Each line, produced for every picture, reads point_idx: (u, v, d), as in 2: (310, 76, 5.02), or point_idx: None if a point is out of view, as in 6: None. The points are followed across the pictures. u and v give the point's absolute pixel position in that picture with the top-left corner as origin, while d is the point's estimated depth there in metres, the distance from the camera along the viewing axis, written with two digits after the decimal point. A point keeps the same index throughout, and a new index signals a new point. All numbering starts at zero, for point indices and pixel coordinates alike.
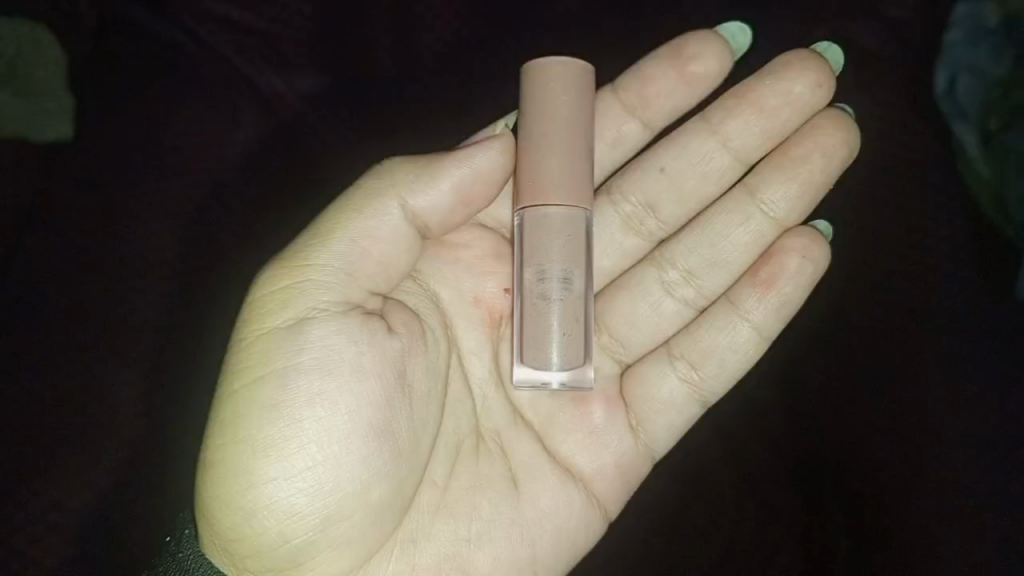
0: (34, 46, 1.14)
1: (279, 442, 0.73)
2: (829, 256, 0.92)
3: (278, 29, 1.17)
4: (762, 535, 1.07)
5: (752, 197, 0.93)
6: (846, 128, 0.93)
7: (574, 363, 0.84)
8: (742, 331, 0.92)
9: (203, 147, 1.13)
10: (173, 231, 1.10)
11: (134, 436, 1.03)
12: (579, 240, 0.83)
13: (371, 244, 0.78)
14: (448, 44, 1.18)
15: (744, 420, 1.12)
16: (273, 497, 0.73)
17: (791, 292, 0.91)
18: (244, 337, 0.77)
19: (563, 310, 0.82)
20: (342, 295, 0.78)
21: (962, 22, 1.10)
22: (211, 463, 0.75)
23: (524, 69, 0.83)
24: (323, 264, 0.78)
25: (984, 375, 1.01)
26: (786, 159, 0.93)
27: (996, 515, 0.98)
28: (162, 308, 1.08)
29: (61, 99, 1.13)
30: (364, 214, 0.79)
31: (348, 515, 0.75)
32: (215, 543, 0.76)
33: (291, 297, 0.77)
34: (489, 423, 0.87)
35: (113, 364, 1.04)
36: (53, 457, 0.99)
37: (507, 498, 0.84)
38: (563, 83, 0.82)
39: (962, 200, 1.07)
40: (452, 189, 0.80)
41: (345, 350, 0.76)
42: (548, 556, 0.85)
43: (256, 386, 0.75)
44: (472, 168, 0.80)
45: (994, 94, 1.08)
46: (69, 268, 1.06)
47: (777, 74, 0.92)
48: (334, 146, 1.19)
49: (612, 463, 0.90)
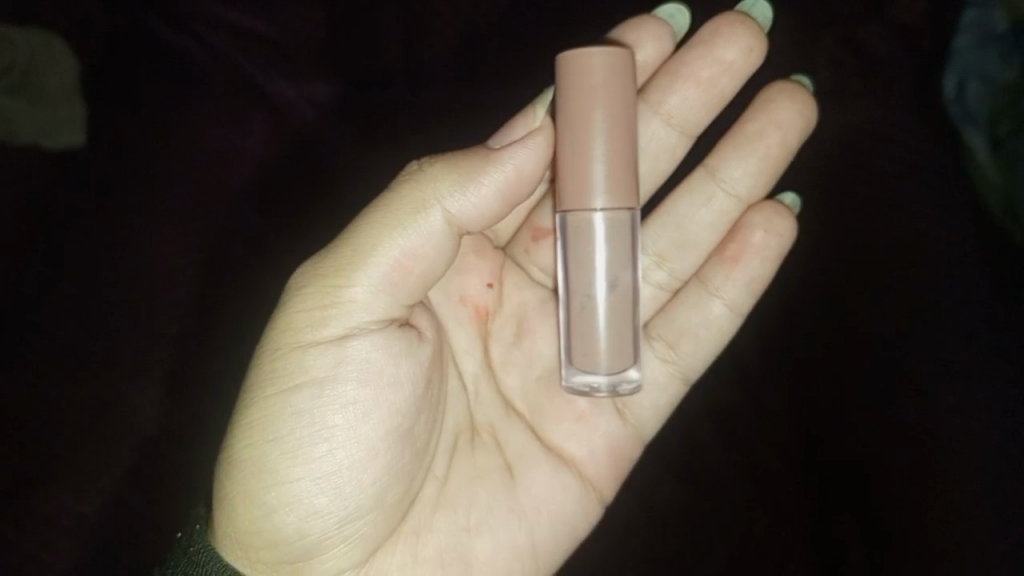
0: (48, 52, 1.11)
1: (309, 447, 0.70)
2: (794, 229, 0.89)
3: (287, 37, 1.14)
4: (772, 542, 1.08)
5: (711, 176, 0.89)
6: (801, 96, 0.88)
7: (622, 365, 0.76)
8: (715, 308, 0.88)
9: (219, 156, 1.15)
10: (186, 236, 1.13)
11: (152, 438, 1.08)
12: (623, 239, 0.74)
13: (416, 260, 0.70)
14: (458, 50, 1.11)
15: (755, 422, 1.09)
16: (295, 498, 0.71)
17: (758, 271, 0.88)
18: (281, 336, 0.72)
19: (609, 312, 0.75)
20: (385, 309, 0.71)
21: (970, 29, 1.07)
22: (237, 456, 0.71)
23: (561, 58, 0.71)
24: (367, 277, 0.70)
25: (992, 387, 1.01)
26: (741, 137, 0.88)
27: (997, 523, 0.99)
28: (178, 313, 1.11)
29: (75, 108, 1.12)
30: (409, 228, 0.69)
31: (367, 514, 0.73)
32: (227, 530, 0.73)
33: (333, 309, 0.70)
34: (483, 418, 0.83)
35: (133, 368, 1.09)
36: (82, 451, 1.06)
37: (504, 490, 0.80)
38: (603, 77, 0.70)
39: (973, 210, 1.05)
40: (497, 192, 0.70)
41: (385, 365, 0.72)
42: (547, 545, 0.81)
43: (291, 393, 0.71)
44: (512, 165, 0.70)
45: (1003, 100, 1.04)
46: (90, 274, 1.10)
47: (704, 42, 0.87)
48: (339, 151, 1.14)
49: (602, 445, 0.85)
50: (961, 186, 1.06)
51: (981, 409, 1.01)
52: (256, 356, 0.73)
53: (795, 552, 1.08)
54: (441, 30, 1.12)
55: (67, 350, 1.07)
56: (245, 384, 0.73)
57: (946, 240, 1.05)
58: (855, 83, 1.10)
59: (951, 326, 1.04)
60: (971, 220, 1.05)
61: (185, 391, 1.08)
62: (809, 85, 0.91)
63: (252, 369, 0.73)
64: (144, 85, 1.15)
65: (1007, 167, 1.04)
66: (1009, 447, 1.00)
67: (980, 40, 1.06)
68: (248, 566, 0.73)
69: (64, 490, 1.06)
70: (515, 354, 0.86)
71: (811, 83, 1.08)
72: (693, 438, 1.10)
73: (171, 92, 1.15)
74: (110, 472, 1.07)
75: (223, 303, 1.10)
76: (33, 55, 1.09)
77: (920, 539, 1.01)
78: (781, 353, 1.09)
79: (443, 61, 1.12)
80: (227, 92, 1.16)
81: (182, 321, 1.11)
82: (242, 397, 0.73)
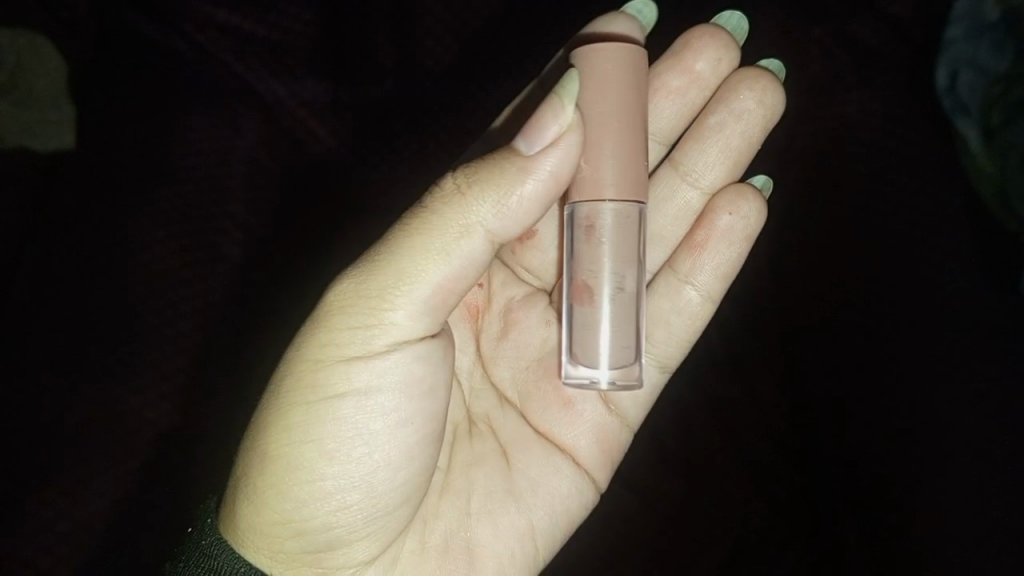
0: (32, 52, 1.14)
1: (345, 450, 0.67)
2: (762, 213, 0.85)
3: (276, 35, 1.14)
4: (772, 535, 1.08)
5: (677, 172, 0.88)
6: (762, 83, 0.85)
7: (625, 361, 0.73)
8: (688, 296, 0.86)
9: (208, 157, 1.11)
10: (176, 238, 1.08)
11: (147, 446, 1.04)
12: (631, 231, 0.69)
13: (460, 278, 0.67)
14: (453, 52, 1.15)
15: (746, 415, 1.10)
16: (328, 497, 0.68)
17: (727, 256, 0.86)
18: (318, 344, 0.67)
19: (615, 309, 0.71)
20: (430, 322, 0.68)
21: (961, 18, 1.07)
22: (268, 456, 0.68)
23: (584, 51, 0.67)
24: (416, 290, 0.66)
25: (989, 374, 1.00)
26: (701, 130, 0.86)
27: (1003, 512, 0.96)
28: (171, 318, 1.07)
29: (62, 109, 1.14)
30: (460, 247, 0.65)
31: (393, 509, 0.71)
32: (250, 524, 0.69)
33: (384, 321, 0.66)
34: (478, 408, 0.83)
35: (123, 374, 1.04)
36: (64, 466, 1.01)
37: (501, 475, 0.80)
38: (615, 69, 0.66)
39: (965, 198, 1.05)
40: (536, 199, 0.65)
41: (425, 374, 0.69)
42: (546, 530, 0.81)
43: (333, 401, 0.67)
44: (548, 172, 0.65)
45: (994, 91, 1.03)
46: (72, 277, 1.05)
47: (675, 53, 0.86)
48: (332, 152, 1.15)
49: (591, 430, 0.84)
50: (954, 174, 1.06)
51: (982, 397, 1.00)
52: (290, 355, 0.68)
53: (795, 545, 1.08)
54: (435, 30, 1.15)
55: (52, 358, 1.03)
56: (279, 384, 0.68)
57: (941, 229, 1.05)
58: (846, 74, 1.10)
59: (947, 316, 1.03)
60: (966, 209, 1.05)
61: (180, 394, 1.05)
62: (777, 70, 0.88)
63: (286, 370, 0.69)
64: (133, 83, 1.12)
65: (999, 159, 1.03)
66: (1009, 439, 0.98)
67: (971, 28, 1.06)
68: (269, 560, 0.70)
69: (42, 505, 1.00)
70: (504, 348, 0.85)
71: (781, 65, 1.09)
72: (686, 431, 1.10)
73: (159, 90, 1.12)
74: (100, 488, 1.02)
75: (223, 305, 1.09)
76: (31, 58, 1.14)
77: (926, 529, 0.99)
78: (756, 343, 1.11)
79: (441, 63, 1.15)
80: (215, 92, 1.12)
81: (174, 325, 1.06)
82: (275, 398, 0.68)
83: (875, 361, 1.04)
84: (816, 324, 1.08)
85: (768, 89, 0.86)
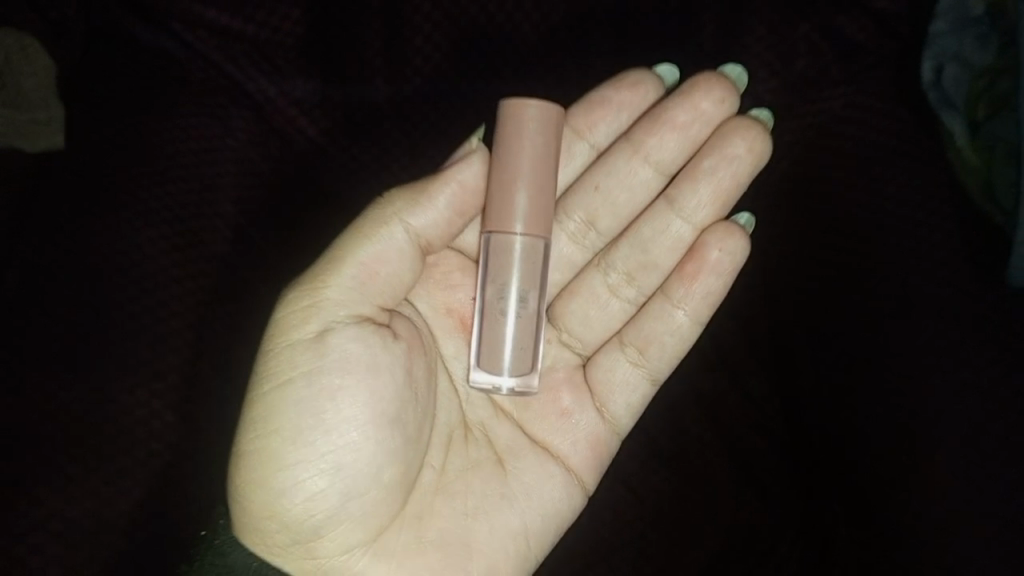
0: (20, 52, 1.17)
1: (302, 432, 0.76)
2: (747, 252, 0.91)
3: (267, 35, 1.14)
4: (762, 528, 1.12)
5: (671, 207, 0.92)
6: (753, 132, 0.91)
7: (522, 370, 0.86)
8: (678, 319, 0.92)
9: (197, 156, 1.10)
10: (167, 237, 1.06)
11: (136, 448, 0.99)
12: (535, 261, 0.83)
13: (381, 273, 0.79)
14: (442, 49, 1.15)
15: (737, 409, 1.16)
16: (299, 480, 0.76)
17: (715, 284, 0.91)
18: (271, 345, 0.79)
19: (517, 325, 0.85)
20: (359, 309, 0.79)
21: (947, 12, 1.06)
22: (244, 450, 0.77)
23: (500, 104, 0.81)
24: (340, 281, 0.78)
25: (975, 363, 0.98)
26: (695, 170, 0.92)
27: (992, 497, 0.94)
28: (163, 316, 1.03)
29: (52, 108, 1.16)
30: (376, 238, 0.79)
31: (365, 491, 0.78)
32: (247, 517, 0.79)
33: (313, 309, 0.78)
34: (474, 417, 0.90)
35: (108, 373, 0.99)
36: (41, 471, 0.94)
37: (497, 479, 0.86)
38: (539, 124, 0.80)
39: (951, 188, 1.05)
40: (447, 206, 0.80)
41: (361, 356, 0.77)
42: (539, 526, 0.87)
43: (285, 387, 0.77)
44: (457, 181, 0.80)
45: (979, 84, 1.02)
46: (56, 273, 1.02)
47: (684, 92, 0.92)
48: (324, 148, 1.16)
49: (584, 439, 0.92)
50: (941, 165, 1.05)
51: (969, 386, 0.98)
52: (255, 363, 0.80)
53: (787, 536, 1.12)
54: (424, 28, 1.15)
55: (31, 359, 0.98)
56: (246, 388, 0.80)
57: (928, 222, 1.04)
58: (832, 69, 1.12)
59: (937, 306, 1.01)
60: (951, 202, 1.04)
61: (170, 393, 1.02)
62: (768, 121, 0.94)
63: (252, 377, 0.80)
64: (121, 81, 1.11)
65: (985, 151, 1.01)
66: (999, 429, 0.96)
67: (956, 22, 1.06)
68: (269, 547, 0.79)
69: (25, 510, 0.93)
70: None
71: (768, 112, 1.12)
72: (677, 426, 1.15)
73: (148, 90, 1.11)
74: (83, 494, 0.95)
75: (216, 302, 1.07)
76: (18, 60, 1.17)
77: (930, 524, 0.95)
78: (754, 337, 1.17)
79: (430, 63, 1.15)
80: (204, 89, 1.12)
81: (166, 321, 1.03)
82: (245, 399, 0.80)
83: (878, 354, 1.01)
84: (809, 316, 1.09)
85: (758, 138, 0.92)
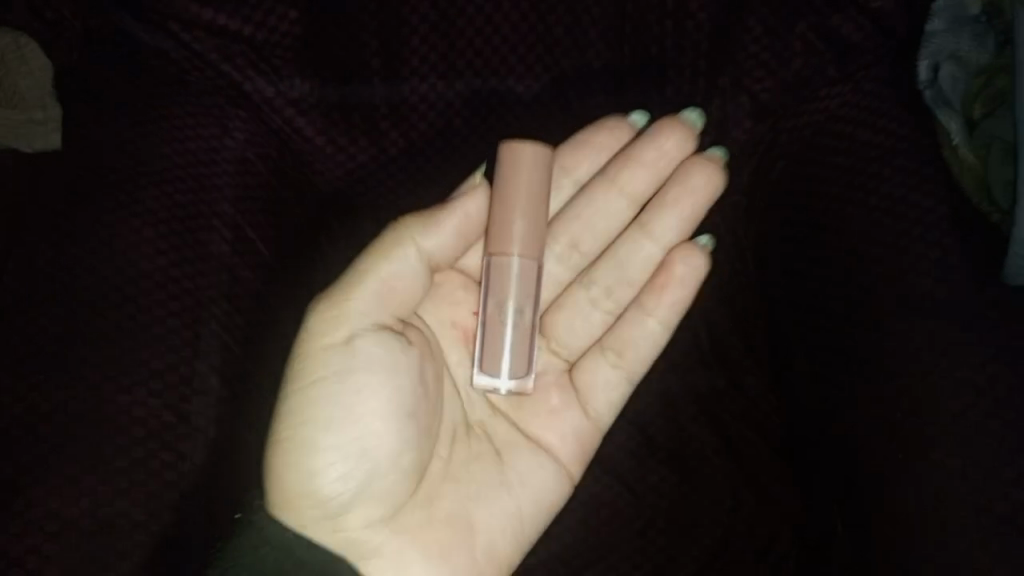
0: (13, 50, 1.20)
1: (332, 423, 0.87)
2: (706, 264, 1.07)
3: (264, 35, 1.12)
4: (760, 526, 1.15)
5: (644, 231, 1.08)
6: (710, 167, 1.08)
7: (520, 373, 0.99)
8: (651, 326, 1.06)
9: (195, 156, 1.10)
10: (164, 238, 1.05)
11: (126, 453, 0.94)
12: (531, 277, 0.97)
13: (400, 286, 0.92)
14: (439, 48, 1.14)
15: (734, 406, 1.19)
16: (329, 463, 0.87)
17: (681, 294, 1.06)
18: (305, 347, 0.90)
19: (516, 333, 0.99)
20: (380, 317, 0.91)
21: (943, 13, 1.11)
22: (282, 437, 0.88)
23: (500, 146, 0.97)
24: (365, 292, 0.91)
25: (972, 358, 0.96)
26: (663, 199, 1.08)
27: (992, 496, 0.91)
28: (160, 318, 1.01)
29: (48, 109, 1.24)
30: (394, 257, 0.92)
31: (385, 475, 0.88)
32: (283, 496, 0.89)
33: (342, 318, 0.90)
34: (474, 416, 1.02)
35: (100, 376, 0.96)
36: (34, 477, 0.90)
37: (496, 470, 0.98)
38: (532, 160, 0.96)
39: (948, 187, 1.05)
40: (455, 231, 0.95)
41: (384, 357, 0.88)
42: (532, 510, 0.99)
43: (317, 384, 0.88)
44: (463, 212, 0.95)
45: (977, 82, 1.08)
46: (55, 275, 1.01)
47: (653, 134, 1.08)
48: (325, 151, 1.18)
49: (571, 434, 1.04)
50: (937, 164, 1.05)
51: (966, 383, 0.95)
52: (289, 364, 0.92)
53: (783, 536, 1.14)
54: (421, 28, 1.13)
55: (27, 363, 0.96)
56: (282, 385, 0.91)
57: (924, 220, 1.03)
58: (828, 68, 1.13)
59: (931, 303, 1.00)
60: (947, 200, 1.04)
61: (170, 393, 0.99)
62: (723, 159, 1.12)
63: (286, 376, 0.91)
64: (120, 83, 1.11)
65: (981, 147, 1.06)
66: (993, 426, 0.93)
67: (952, 23, 1.11)
68: (300, 524, 0.90)
69: (26, 507, 0.89)
70: None
71: (721, 152, 1.10)
72: (673, 421, 1.19)
73: (146, 91, 1.11)
74: (70, 497, 0.90)
75: (214, 302, 1.06)
76: (14, 57, 1.20)
77: (922, 522, 0.92)
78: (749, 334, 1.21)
79: (427, 63, 1.14)
80: (200, 90, 1.12)
81: (165, 322, 1.02)
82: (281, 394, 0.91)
83: (878, 352, 1.01)
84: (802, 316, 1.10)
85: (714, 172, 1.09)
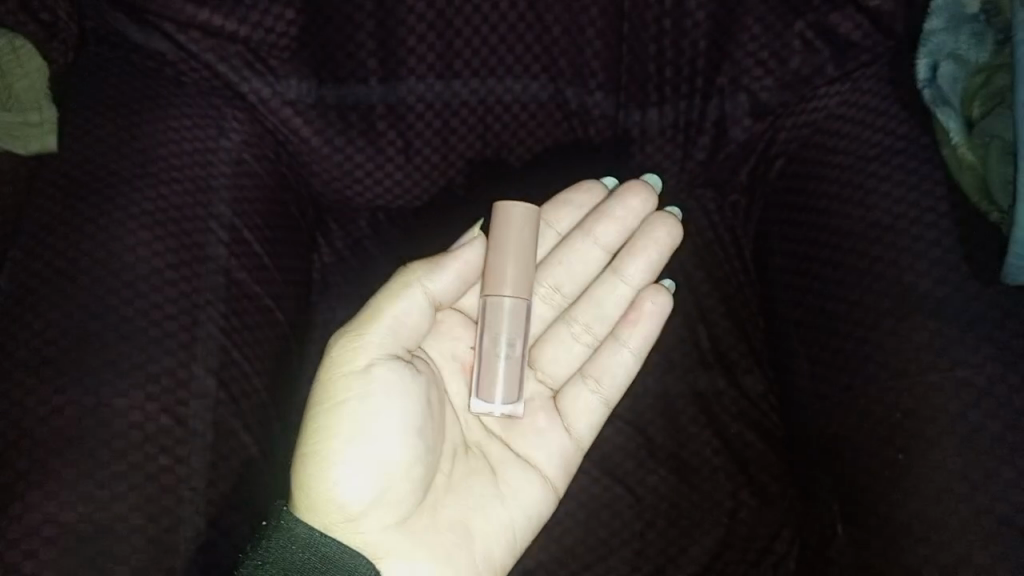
0: (9, 48, 1.16)
1: (354, 439, 0.87)
2: (671, 303, 1.07)
3: (256, 35, 1.09)
4: (760, 526, 1.14)
5: (617, 276, 1.07)
6: (670, 223, 1.08)
7: (512, 399, 0.99)
8: (626, 357, 1.06)
9: (191, 159, 1.10)
10: (160, 239, 1.05)
11: (120, 458, 0.93)
12: (522, 314, 0.98)
13: (410, 321, 0.93)
14: (437, 48, 1.12)
15: (734, 405, 1.20)
16: (349, 476, 0.86)
17: (651, 329, 1.06)
18: (328, 371, 0.91)
19: (509, 364, 0.98)
20: (395, 348, 0.92)
21: (943, 9, 1.06)
22: (308, 452, 0.88)
23: (493, 205, 0.97)
24: (382, 323, 0.92)
25: (974, 360, 0.95)
26: (632, 245, 1.07)
27: (996, 501, 0.89)
28: (156, 318, 1.01)
29: (44, 111, 1.18)
30: (405, 295, 0.93)
31: (399, 488, 0.88)
32: (306, 503, 0.88)
33: (359, 345, 0.91)
34: (472, 437, 1.02)
35: (95, 379, 0.95)
36: (28, 480, 0.90)
37: (491, 486, 0.98)
38: (522, 218, 0.95)
39: (947, 186, 1.04)
40: (457, 274, 0.96)
41: (399, 382, 0.89)
42: (521, 524, 0.99)
43: (340, 404, 0.89)
44: (462, 259, 0.96)
45: (976, 81, 1.03)
46: (54, 278, 1.01)
47: (619, 194, 1.07)
48: (320, 151, 1.16)
49: (558, 452, 1.03)
50: (936, 163, 1.06)
51: (968, 386, 0.94)
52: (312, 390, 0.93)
53: (783, 535, 1.13)
54: (419, 27, 1.11)
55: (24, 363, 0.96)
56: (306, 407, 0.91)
57: (922, 220, 1.03)
58: (825, 67, 1.14)
59: (930, 305, 0.99)
60: (947, 200, 1.03)
61: (170, 396, 0.99)
62: (680, 215, 1.12)
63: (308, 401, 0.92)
64: (118, 85, 1.12)
65: (981, 148, 1.00)
66: (993, 428, 0.92)
67: (951, 20, 1.05)
68: (326, 527, 0.89)
69: (21, 511, 0.88)
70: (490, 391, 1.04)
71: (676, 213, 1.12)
72: (674, 422, 1.19)
73: (142, 92, 1.11)
74: (61, 500, 0.89)
75: (214, 304, 1.06)
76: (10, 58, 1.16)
77: (919, 522, 0.92)
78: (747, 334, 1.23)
79: (424, 62, 1.13)
80: (197, 92, 1.12)
81: (161, 325, 1.01)
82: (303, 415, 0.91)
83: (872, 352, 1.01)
84: (803, 317, 1.11)
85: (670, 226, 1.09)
